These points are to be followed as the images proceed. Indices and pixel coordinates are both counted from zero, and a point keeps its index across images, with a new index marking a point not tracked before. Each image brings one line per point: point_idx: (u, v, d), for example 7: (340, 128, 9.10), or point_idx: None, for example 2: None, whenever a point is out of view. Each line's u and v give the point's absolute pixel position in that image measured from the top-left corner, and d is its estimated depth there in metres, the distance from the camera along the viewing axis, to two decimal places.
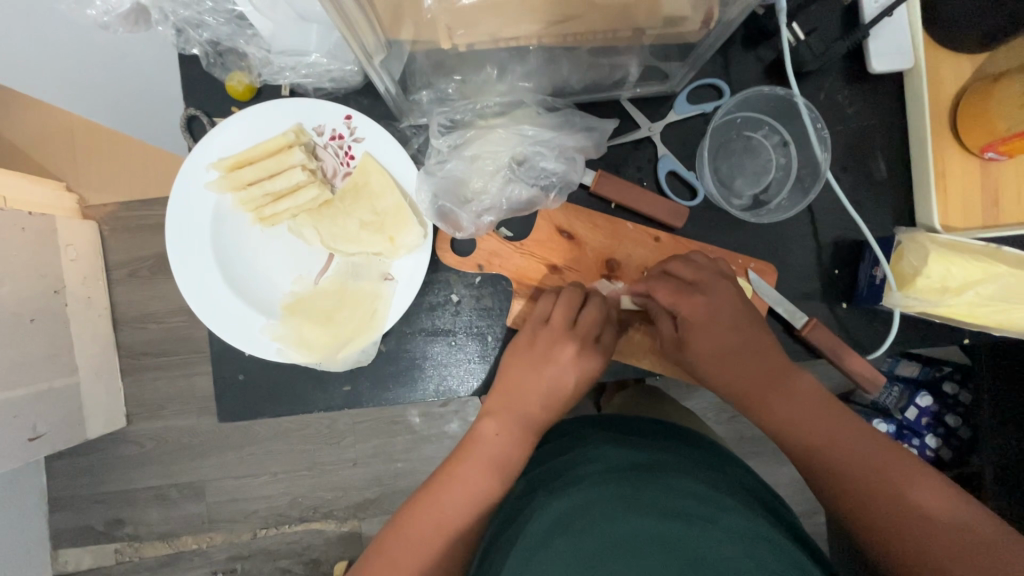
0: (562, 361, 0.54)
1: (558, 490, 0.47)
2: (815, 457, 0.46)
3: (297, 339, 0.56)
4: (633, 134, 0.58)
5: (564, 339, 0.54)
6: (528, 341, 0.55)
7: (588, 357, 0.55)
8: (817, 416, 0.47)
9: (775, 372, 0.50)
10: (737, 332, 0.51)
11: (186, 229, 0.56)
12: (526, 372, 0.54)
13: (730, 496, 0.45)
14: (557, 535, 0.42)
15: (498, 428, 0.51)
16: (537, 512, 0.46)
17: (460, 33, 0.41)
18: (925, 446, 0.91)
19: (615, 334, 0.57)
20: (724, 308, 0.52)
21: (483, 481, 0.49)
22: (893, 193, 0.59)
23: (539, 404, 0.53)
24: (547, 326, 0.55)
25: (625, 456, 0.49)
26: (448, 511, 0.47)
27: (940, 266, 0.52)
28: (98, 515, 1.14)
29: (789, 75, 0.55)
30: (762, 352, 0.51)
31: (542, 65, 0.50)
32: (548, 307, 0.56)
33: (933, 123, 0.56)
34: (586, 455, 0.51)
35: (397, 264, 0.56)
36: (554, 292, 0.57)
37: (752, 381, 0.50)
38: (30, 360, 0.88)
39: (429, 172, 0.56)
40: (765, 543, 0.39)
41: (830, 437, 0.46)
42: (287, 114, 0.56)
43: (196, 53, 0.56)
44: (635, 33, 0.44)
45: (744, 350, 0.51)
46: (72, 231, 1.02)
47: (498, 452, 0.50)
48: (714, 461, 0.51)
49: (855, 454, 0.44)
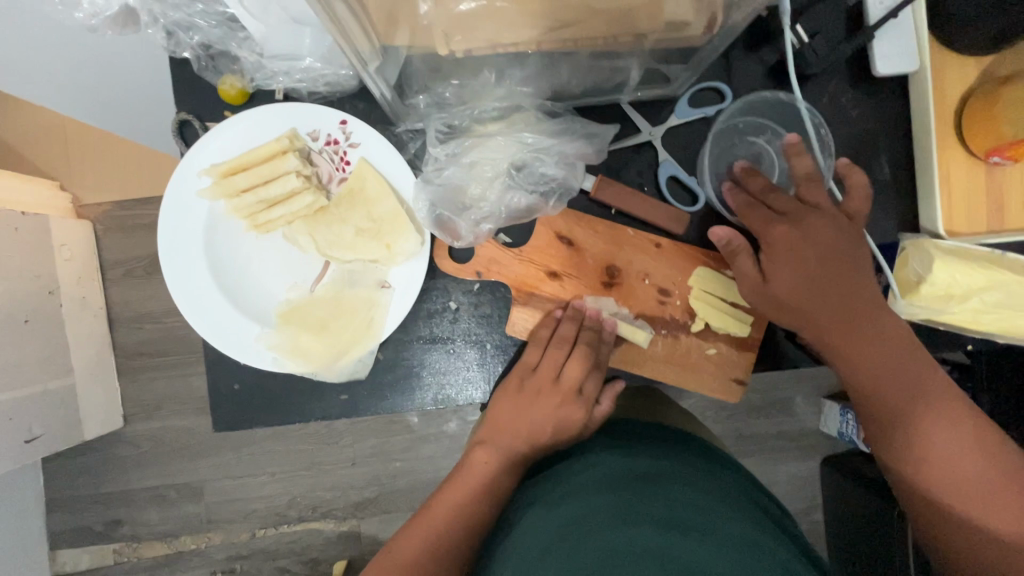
0: (546, 411, 0.55)
1: (554, 500, 0.47)
2: (879, 403, 0.48)
3: (292, 348, 0.56)
4: (634, 139, 0.57)
5: (550, 390, 0.56)
6: (516, 386, 0.56)
7: (570, 408, 0.55)
8: (897, 360, 0.48)
9: (861, 306, 0.49)
10: (826, 266, 0.50)
11: (178, 236, 0.55)
12: (512, 412, 0.55)
13: (728, 504, 0.44)
14: (554, 546, 0.41)
15: (488, 458, 0.53)
16: (532, 519, 0.45)
17: (457, 39, 0.40)
18: None
19: (599, 383, 0.57)
20: (825, 238, 0.50)
21: (474, 498, 0.50)
22: (897, 198, 0.58)
23: (523, 439, 0.54)
24: (534, 374, 0.56)
25: (622, 463, 0.48)
26: (445, 524, 0.47)
27: (946, 273, 0.52)
28: (96, 516, 1.13)
29: (794, 80, 0.54)
30: (850, 286, 0.49)
31: (541, 69, 0.49)
32: (537, 356, 0.57)
33: (938, 127, 0.55)
34: (582, 464, 0.50)
35: (394, 272, 0.56)
36: (545, 339, 0.57)
37: (831, 312, 0.49)
38: (26, 362, 0.87)
39: (426, 180, 0.55)
40: (762, 553, 0.38)
41: (905, 388, 0.48)
42: (281, 119, 0.55)
43: (187, 57, 0.54)
44: (637, 37, 0.43)
45: (829, 284, 0.49)
46: (65, 232, 1.00)
47: (489, 483, 0.51)
48: (713, 467, 0.50)
49: (919, 403, 0.47)
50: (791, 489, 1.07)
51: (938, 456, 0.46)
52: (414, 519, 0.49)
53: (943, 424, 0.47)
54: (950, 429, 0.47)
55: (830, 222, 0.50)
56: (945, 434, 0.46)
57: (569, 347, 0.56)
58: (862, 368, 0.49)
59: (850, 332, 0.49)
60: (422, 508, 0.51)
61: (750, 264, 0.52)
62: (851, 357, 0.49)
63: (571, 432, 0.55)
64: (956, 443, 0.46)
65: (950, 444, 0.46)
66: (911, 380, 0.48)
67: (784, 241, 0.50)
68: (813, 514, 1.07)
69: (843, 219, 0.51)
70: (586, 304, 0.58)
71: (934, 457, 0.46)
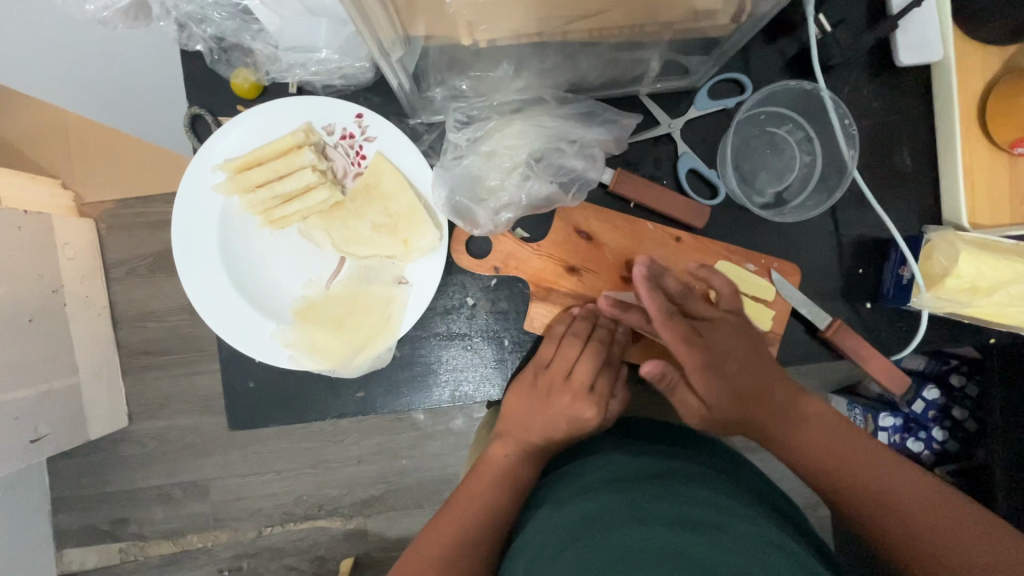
0: (558, 407, 0.53)
1: (564, 500, 0.45)
2: (825, 474, 0.47)
3: (308, 345, 0.55)
4: (653, 131, 0.56)
5: (562, 387, 0.54)
6: (529, 381, 0.55)
7: (582, 406, 0.53)
8: (833, 435, 0.48)
9: (777, 398, 0.51)
10: (740, 370, 0.52)
11: (192, 234, 0.54)
12: (526, 409, 0.54)
13: (744, 503, 0.43)
14: (565, 546, 0.39)
15: (507, 451, 0.52)
16: (544, 521, 0.44)
17: (482, 29, 0.39)
18: (931, 440, 0.88)
19: (610, 381, 0.55)
20: (744, 335, 0.54)
21: (494, 492, 0.49)
22: (918, 190, 0.57)
23: (540, 434, 0.53)
24: (547, 370, 0.55)
25: (631, 464, 0.47)
26: (465, 517, 0.47)
27: (972, 265, 0.51)
28: (102, 515, 1.13)
29: (816, 70, 0.53)
30: (769, 380, 0.52)
31: (561, 61, 0.49)
32: (551, 352, 0.55)
33: (962, 119, 0.55)
34: (593, 464, 0.49)
35: (411, 267, 0.55)
36: (559, 334, 0.55)
37: (761, 408, 0.51)
38: (31, 361, 0.87)
39: (444, 168, 0.54)
40: (779, 550, 0.37)
41: (842, 453, 0.47)
42: (295, 112, 0.54)
43: (200, 50, 0.53)
44: (662, 27, 0.42)
45: (750, 390, 0.51)
46: (68, 230, 0.99)
47: (508, 477, 0.50)
48: (726, 467, 0.49)
49: (868, 460, 0.46)
50: (799, 485, 1.06)
51: (893, 508, 0.42)
52: (433, 519, 0.49)
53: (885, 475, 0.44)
54: (897, 477, 0.44)
55: (733, 325, 0.53)
56: (897, 487, 0.43)
57: (583, 343, 0.55)
58: (806, 450, 0.48)
59: (783, 422, 0.50)
60: (441, 508, 0.50)
61: (688, 396, 0.53)
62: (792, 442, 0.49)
63: (584, 430, 0.53)
64: (913, 492, 0.43)
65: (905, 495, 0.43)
66: (847, 448, 0.47)
67: (719, 330, 0.53)
68: (820, 509, 1.06)
69: (740, 321, 0.54)
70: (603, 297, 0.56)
71: (899, 513, 0.42)
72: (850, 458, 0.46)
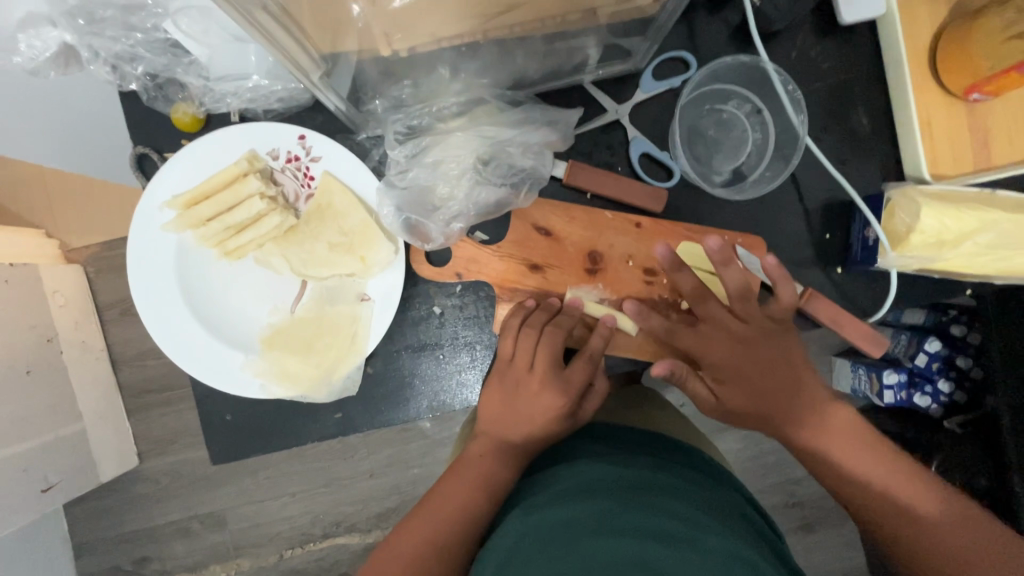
0: (528, 400, 0.51)
1: (539, 503, 0.44)
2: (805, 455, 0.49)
3: (278, 372, 0.55)
4: (600, 119, 0.56)
5: (526, 381, 0.52)
6: (494, 381, 0.54)
7: (548, 397, 0.51)
8: (789, 390, 0.50)
9: (763, 352, 0.51)
10: (763, 366, 0.51)
11: (150, 273, 0.54)
12: (499, 408, 0.52)
13: (720, 518, 0.41)
14: (538, 551, 0.38)
15: (482, 450, 0.50)
16: (514, 525, 0.43)
17: (399, 38, 0.39)
18: (938, 393, 0.82)
19: (587, 368, 0.53)
20: (760, 347, 0.51)
21: (470, 495, 0.47)
22: (877, 147, 0.56)
23: (523, 434, 0.50)
24: (511, 366, 0.53)
25: (609, 472, 0.45)
26: (441, 517, 0.46)
27: (935, 219, 0.50)
28: (125, 555, 1.14)
29: (756, 40, 0.52)
30: (767, 355, 0.51)
31: (496, 59, 0.48)
32: (511, 347, 0.54)
33: (914, 72, 0.53)
34: (571, 468, 0.48)
35: (372, 283, 0.54)
36: (516, 326, 0.54)
37: (751, 375, 0.51)
38: (33, 412, 0.87)
39: (389, 184, 0.54)
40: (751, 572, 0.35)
41: (793, 409, 0.50)
42: (237, 140, 0.53)
43: (135, 89, 0.53)
44: (588, 13, 0.41)
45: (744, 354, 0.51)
46: (56, 277, 1.00)
47: (485, 476, 0.48)
48: (705, 480, 0.47)
49: (807, 408, 0.49)
50: None
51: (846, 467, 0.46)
52: (408, 519, 0.47)
53: (851, 449, 0.47)
54: (849, 447, 0.47)
55: (755, 335, 0.51)
56: (888, 478, 0.45)
57: (538, 333, 0.53)
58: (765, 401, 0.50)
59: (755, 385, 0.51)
60: (416, 507, 0.48)
61: (702, 388, 0.52)
62: (747, 395, 0.51)
63: (560, 423, 0.51)
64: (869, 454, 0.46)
65: (866, 467, 0.46)
66: (794, 400, 0.50)
67: (729, 334, 0.52)
68: None
69: (772, 327, 0.52)
70: (568, 294, 0.57)
71: (841, 470, 0.47)
72: (790, 400, 0.50)
